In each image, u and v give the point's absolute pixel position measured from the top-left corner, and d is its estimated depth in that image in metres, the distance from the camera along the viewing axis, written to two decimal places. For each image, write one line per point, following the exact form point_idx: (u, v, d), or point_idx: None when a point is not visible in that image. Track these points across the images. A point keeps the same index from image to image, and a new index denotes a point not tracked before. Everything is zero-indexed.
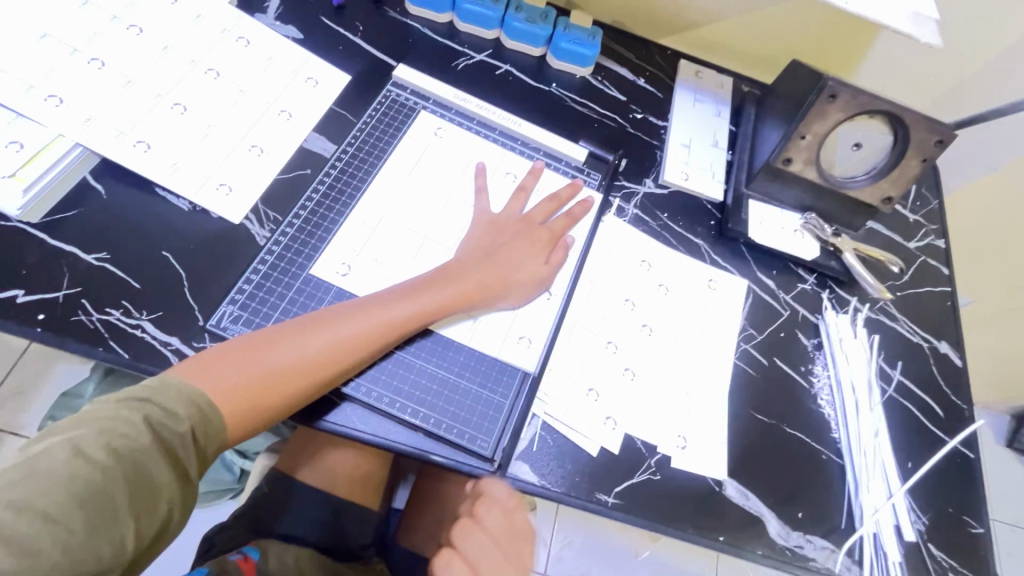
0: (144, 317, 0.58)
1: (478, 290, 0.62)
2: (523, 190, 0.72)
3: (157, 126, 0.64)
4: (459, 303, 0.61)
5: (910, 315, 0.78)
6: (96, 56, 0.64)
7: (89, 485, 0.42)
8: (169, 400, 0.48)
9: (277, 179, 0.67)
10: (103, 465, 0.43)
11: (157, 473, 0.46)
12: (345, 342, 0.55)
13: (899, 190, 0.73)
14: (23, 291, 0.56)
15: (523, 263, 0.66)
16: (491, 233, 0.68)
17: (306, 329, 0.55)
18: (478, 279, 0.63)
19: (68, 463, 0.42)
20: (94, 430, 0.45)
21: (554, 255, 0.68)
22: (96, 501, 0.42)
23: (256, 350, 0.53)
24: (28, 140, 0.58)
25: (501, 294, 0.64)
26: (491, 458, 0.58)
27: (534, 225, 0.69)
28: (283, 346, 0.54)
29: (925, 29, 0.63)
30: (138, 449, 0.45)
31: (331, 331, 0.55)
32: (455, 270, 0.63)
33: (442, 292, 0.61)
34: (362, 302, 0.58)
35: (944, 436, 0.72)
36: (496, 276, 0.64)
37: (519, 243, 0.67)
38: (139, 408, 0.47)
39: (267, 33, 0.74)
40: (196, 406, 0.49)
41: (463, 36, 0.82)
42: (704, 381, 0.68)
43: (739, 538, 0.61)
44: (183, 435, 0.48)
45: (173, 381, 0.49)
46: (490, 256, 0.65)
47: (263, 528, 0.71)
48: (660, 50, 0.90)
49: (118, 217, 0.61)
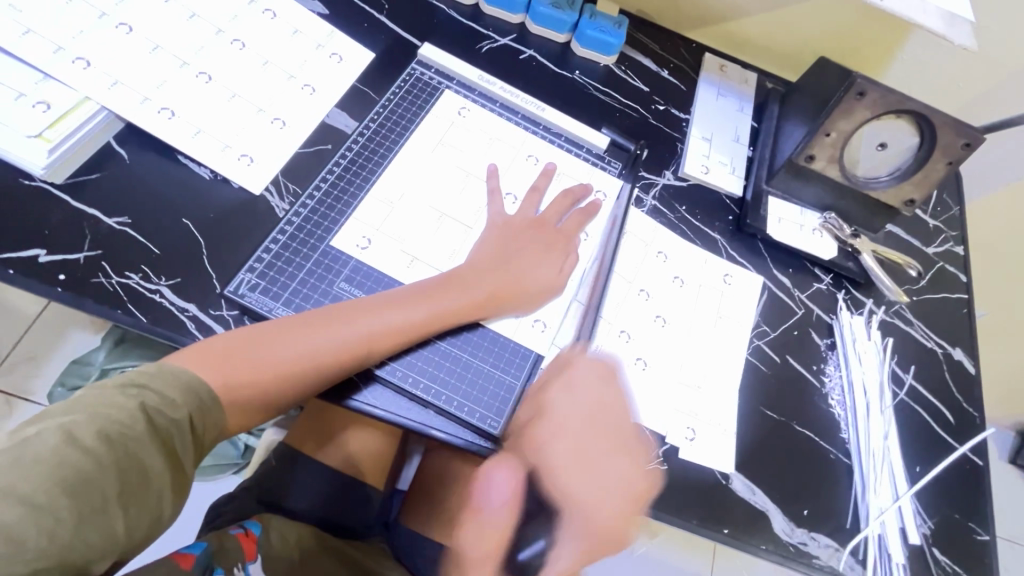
0: (162, 282, 0.58)
1: (491, 300, 0.62)
2: (536, 190, 0.71)
3: (181, 94, 0.64)
4: (471, 312, 0.61)
5: (925, 320, 0.78)
6: (125, 21, 0.64)
7: (78, 473, 0.42)
8: (165, 386, 0.48)
9: (299, 151, 0.67)
10: (95, 452, 0.44)
11: (149, 461, 0.46)
12: (353, 344, 0.55)
13: (922, 193, 0.72)
14: (45, 251, 0.56)
15: (538, 271, 0.66)
16: (505, 237, 0.67)
17: (316, 325, 0.55)
18: (492, 288, 0.62)
19: (57, 449, 0.42)
20: (87, 415, 0.45)
21: (566, 262, 0.68)
22: (86, 490, 0.43)
23: (266, 343, 0.53)
24: (55, 101, 0.58)
25: (512, 304, 0.63)
26: (499, 438, 0.58)
27: (548, 230, 0.69)
28: (290, 339, 0.54)
29: (958, 29, 0.62)
30: (131, 436, 0.45)
31: (343, 330, 0.55)
32: (473, 274, 0.62)
33: (459, 296, 0.60)
34: (376, 300, 0.58)
35: (954, 442, 0.72)
36: (511, 285, 0.63)
37: (530, 249, 0.66)
38: (135, 394, 0.47)
39: (294, 6, 0.73)
40: (194, 392, 0.49)
41: (488, 19, 0.82)
42: (716, 374, 0.68)
43: (743, 531, 0.61)
44: (179, 422, 0.48)
45: (179, 368, 0.50)
46: (503, 264, 0.64)
47: (269, 499, 0.73)
48: (685, 42, 0.89)
49: (141, 182, 0.61)
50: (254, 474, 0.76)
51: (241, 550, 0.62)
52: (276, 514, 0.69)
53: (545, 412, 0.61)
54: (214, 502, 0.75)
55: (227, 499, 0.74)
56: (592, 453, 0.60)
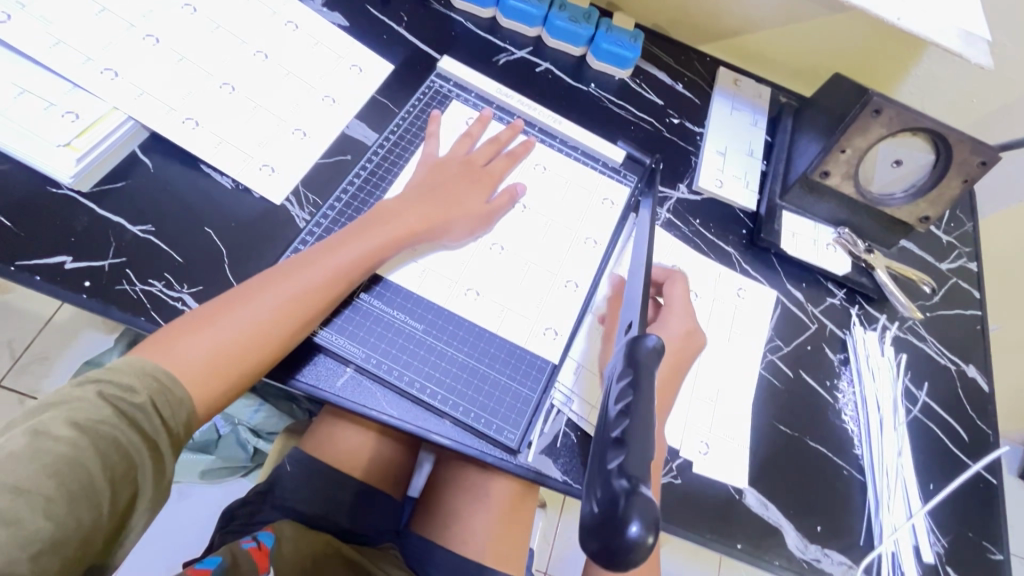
0: (185, 290, 0.59)
1: (423, 224, 0.62)
2: (470, 136, 0.72)
3: (206, 104, 0.65)
4: (404, 238, 0.61)
5: (938, 336, 0.78)
6: (151, 33, 0.65)
7: (58, 458, 0.42)
8: (122, 375, 0.47)
9: (319, 162, 0.68)
10: (69, 438, 0.43)
11: (126, 443, 0.45)
12: (291, 300, 0.54)
13: (938, 210, 0.73)
14: (71, 257, 0.57)
15: (469, 201, 0.66)
16: (435, 175, 0.67)
17: (250, 292, 0.54)
18: (421, 214, 0.62)
19: (29, 443, 0.42)
20: (53, 409, 0.45)
21: (498, 197, 0.69)
22: (69, 474, 0.42)
23: (205, 320, 0.52)
24: (82, 111, 0.60)
25: (447, 229, 0.64)
26: (516, 450, 0.59)
27: (479, 167, 0.69)
28: (234, 309, 0.53)
29: (976, 49, 0.62)
30: (101, 421, 0.45)
31: (276, 289, 0.54)
32: (394, 211, 0.62)
33: (381, 234, 0.60)
34: (305, 256, 0.57)
35: (967, 460, 0.71)
36: (441, 209, 0.64)
37: (462, 183, 0.67)
38: (94, 385, 0.47)
39: (314, 18, 0.75)
40: (151, 379, 0.48)
41: (505, 32, 0.83)
42: (730, 388, 0.68)
43: (757, 547, 0.61)
44: (143, 406, 0.47)
45: (127, 361, 0.48)
46: (433, 193, 0.65)
47: (283, 504, 0.72)
48: (700, 56, 0.90)
49: (164, 191, 0.62)
50: (266, 479, 0.76)
51: (253, 562, 0.60)
52: (288, 522, 0.68)
53: (561, 425, 0.61)
54: (227, 506, 0.75)
55: (241, 504, 0.74)
56: None
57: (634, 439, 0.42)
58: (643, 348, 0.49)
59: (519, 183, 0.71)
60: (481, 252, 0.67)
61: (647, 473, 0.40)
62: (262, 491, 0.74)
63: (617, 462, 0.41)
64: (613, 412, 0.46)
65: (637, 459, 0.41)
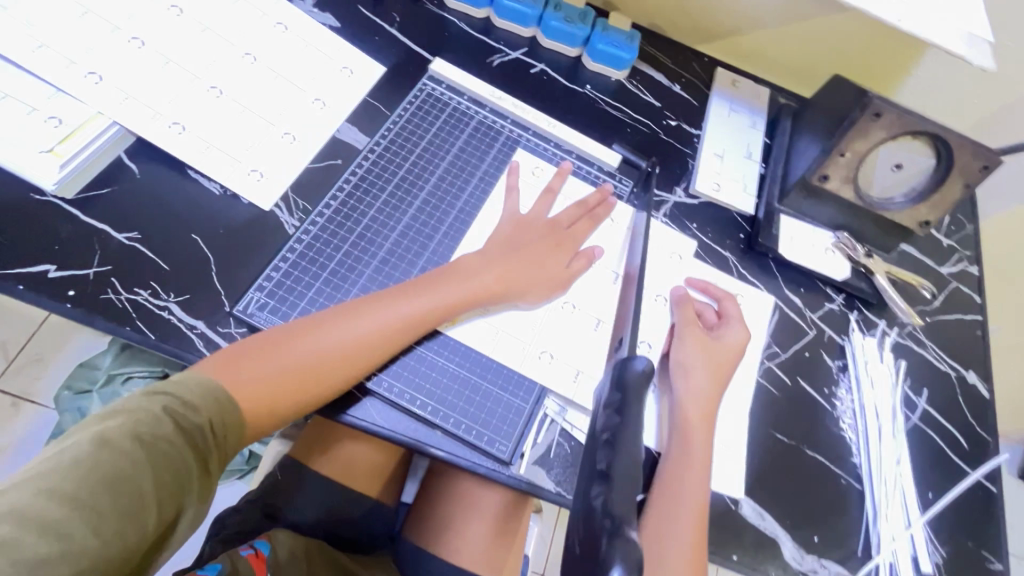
0: (171, 299, 0.58)
1: (500, 286, 0.62)
2: (550, 191, 0.71)
3: (193, 108, 0.64)
4: (479, 298, 0.61)
5: (938, 342, 0.77)
6: (137, 35, 0.64)
7: (117, 471, 0.42)
8: (188, 392, 0.48)
9: (309, 167, 0.67)
10: (129, 452, 0.43)
11: (180, 463, 0.45)
12: (361, 340, 0.55)
13: (938, 215, 0.72)
14: (55, 266, 0.56)
15: (547, 264, 0.65)
16: (516, 233, 0.67)
17: (325, 323, 0.55)
18: (500, 273, 0.62)
19: (93, 452, 0.42)
20: (117, 420, 0.45)
21: (576, 263, 0.67)
22: (125, 488, 0.42)
23: (279, 344, 0.53)
24: (67, 116, 0.58)
25: (522, 292, 0.63)
26: (508, 462, 0.58)
27: (561, 230, 0.68)
28: (305, 340, 0.54)
29: (978, 52, 0.61)
30: (162, 437, 0.45)
31: (351, 325, 0.55)
32: (475, 264, 0.62)
33: (461, 287, 0.60)
34: (384, 295, 0.57)
35: (966, 468, 0.71)
36: (518, 272, 0.63)
37: (542, 245, 0.66)
38: (160, 398, 0.47)
39: (305, 19, 0.73)
40: (215, 399, 0.49)
41: (499, 32, 0.81)
42: (727, 396, 0.67)
43: (753, 558, 0.61)
44: (201, 426, 0.47)
45: (197, 375, 0.49)
46: (513, 252, 0.64)
47: (275, 512, 0.72)
48: (697, 56, 0.88)
49: (151, 197, 0.61)
50: (258, 487, 0.75)
51: (253, 569, 0.60)
52: (283, 530, 0.67)
53: (554, 435, 0.60)
54: (219, 515, 0.74)
55: (232, 512, 0.72)
56: None
57: (617, 474, 0.44)
58: (632, 371, 0.52)
59: (597, 247, 0.69)
60: (555, 311, 0.66)
61: (631, 514, 0.42)
62: (253, 500, 0.73)
63: (603, 499, 0.43)
64: (600, 434, 0.49)
65: (619, 494, 0.43)
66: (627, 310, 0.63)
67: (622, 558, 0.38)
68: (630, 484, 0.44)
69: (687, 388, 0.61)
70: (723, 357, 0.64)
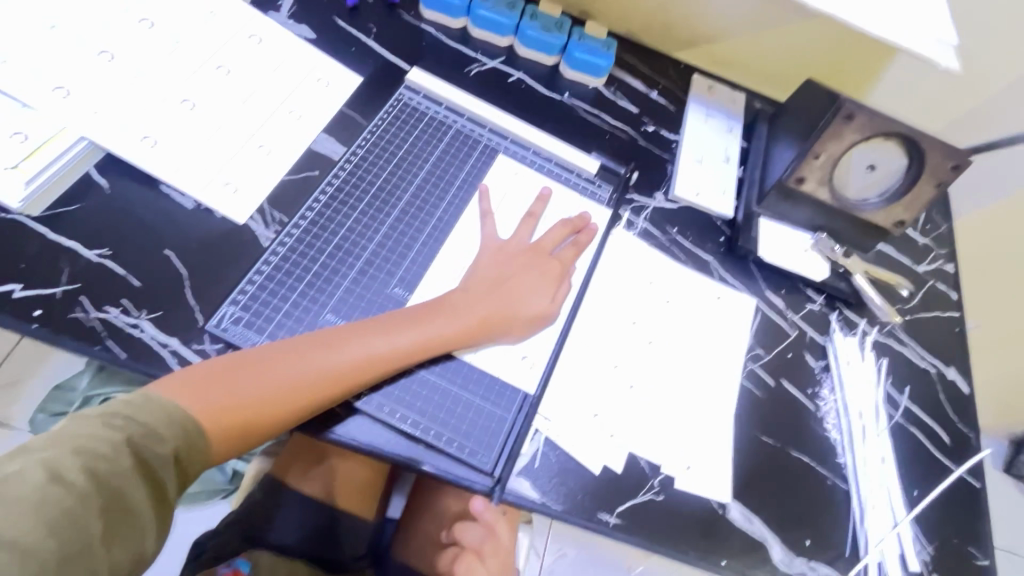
0: (143, 316, 0.56)
1: (484, 325, 0.60)
2: (533, 216, 0.70)
3: (164, 121, 0.63)
4: (461, 335, 0.59)
5: (918, 340, 0.78)
6: (106, 48, 0.63)
7: (64, 512, 0.40)
8: (153, 419, 0.46)
9: (285, 178, 0.66)
10: (81, 490, 0.41)
11: (134, 500, 0.44)
12: (336, 373, 0.53)
13: (912, 214, 0.73)
14: (20, 286, 0.54)
15: (531, 298, 0.64)
16: (498, 263, 0.65)
17: (302, 351, 0.54)
18: (484, 311, 0.61)
19: (43, 489, 0.40)
20: (71, 450, 0.42)
21: (559, 292, 0.66)
22: (71, 530, 0.40)
23: (251, 370, 0.52)
24: (32, 131, 0.57)
25: (506, 329, 0.62)
26: (490, 473, 0.57)
27: (544, 255, 0.67)
28: (282, 367, 0.53)
29: (945, 55, 0.62)
30: (117, 473, 0.43)
31: (327, 358, 0.54)
32: (460, 300, 0.61)
33: (445, 323, 0.59)
34: (368, 327, 0.57)
35: (949, 464, 0.71)
36: (504, 309, 0.62)
37: (528, 274, 0.65)
38: (120, 426, 0.45)
39: (280, 31, 0.73)
40: (180, 426, 0.47)
41: (476, 42, 0.82)
42: (710, 400, 0.67)
43: (742, 563, 0.60)
44: (165, 458, 0.46)
45: (164, 398, 0.48)
46: (499, 287, 0.63)
47: (254, 538, 0.69)
48: (674, 63, 0.89)
49: (122, 213, 0.60)
50: (238, 508, 0.73)
51: None
52: (265, 551, 0.67)
53: (539, 445, 0.59)
54: (198, 540, 0.71)
55: (211, 537, 0.69)
56: (586, 485, 0.59)
57: None
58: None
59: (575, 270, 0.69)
60: None
61: None
62: (232, 521, 0.70)
63: None
64: None
65: None
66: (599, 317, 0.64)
67: None
68: None
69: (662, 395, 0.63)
70: None
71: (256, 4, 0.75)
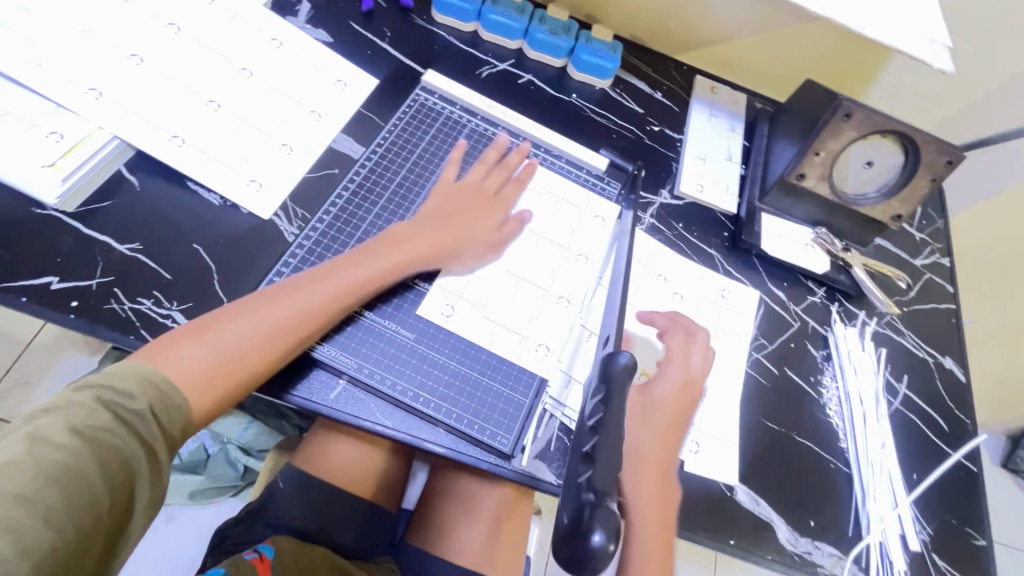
0: (174, 307, 0.59)
1: (425, 252, 0.64)
2: (513, 185, 0.73)
3: (191, 121, 0.65)
4: (404, 264, 0.62)
5: (916, 331, 0.80)
6: (135, 52, 0.65)
7: (57, 464, 0.41)
8: (121, 380, 0.47)
9: (307, 176, 0.69)
10: (69, 445, 0.42)
11: (130, 452, 0.44)
12: (292, 318, 0.55)
13: (909, 209, 0.76)
14: (57, 278, 0.57)
15: (473, 226, 0.68)
16: (430, 207, 0.68)
17: (250, 305, 0.54)
18: (425, 243, 0.64)
19: (31, 449, 0.41)
20: (50, 416, 0.43)
21: (503, 222, 0.70)
22: (70, 480, 0.41)
23: (201, 330, 0.52)
24: (68, 131, 0.60)
25: (452, 256, 0.65)
26: (510, 455, 0.59)
27: (487, 196, 0.71)
28: (232, 323, 0.53)
29: (938, 55, 0.65)
30: (100, 427, 0.44)
31: (278, 305, 0.55)
32: (398, 235, 0.63)
33: (384, 258, 0.61)
34: (310, 274, 0.58)
35: (947, 449, 0.74)
36: (444, 240, 0.65)
37: (466, 209, 0.68)
38: (89, 390, 0.45)
39: (299, 35, 0.75)
40: (148, 387, 0.47)
41: (487, 45, 0.85)
42: (717, 387, 0.69)
43: (749, 543, 0.63)
44: (142, 412, 0.46)
45: (126, 365, 0.48)
46: (439, 223, 0.66)
47: (275, 521, 0.72)
48: (677, 65, 0.92)
49: (151, 208, 0.62)
50: (259, 497, 0.75)
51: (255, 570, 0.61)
52: (287, 536, 0.68)
53: (554, 429, 0.62)
54: (221, 526, 0.74)
55: (234, 523, 0.72)
56: None
57: (601, 454, 0.48)
58: (616, 366, 0.53)
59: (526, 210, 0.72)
60: (551, 306, 0.68)
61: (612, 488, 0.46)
62: (255, 509, 0.73)
63: (586, 476, 0.47)
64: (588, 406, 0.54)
65: (602, 471, 0.47)
66: (611, 306, 0.65)
67: (602, 527, 0.43)
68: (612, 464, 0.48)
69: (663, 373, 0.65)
70: (678, 352, 0.67)
71: (276, 9, 0.77)
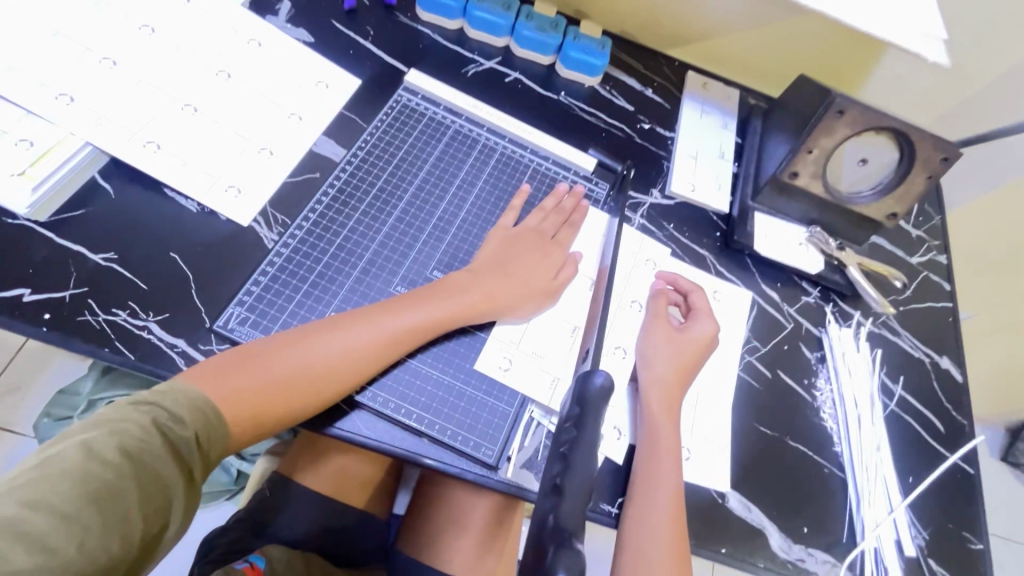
0: (150, 318, 0.57)
1: (488, 304, 0.62)
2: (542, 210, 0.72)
3: (166, 127, 0.64)
4: (468, 314, 0.61)
5: (912, 330, 0.79)
6: (108, 55, 0.64)
7: (102, 484, 0.41)
8: (176, 404, 0.47)
9: (286, 181, 0.67)
10: (116, 465, 0.42)
11: (168, 476, 0.44)
12: (344, 356, 0.54)
13: (904, 207, 0.74)
14: (29, 289, 0.55)
15: (534, 277, 0.66)
16: (502, 245, 0.67)
17: (310, 337, 0.55)
18: (487, 291, 0.62)
19: (81, 463, 0.41)
20: (105, 431, 0.43)
21: (563, 272, 0.68)
22: (110, 501, 0.41)
23: (260, 358, 0.53)
24: (38, 138, 0.58)
25: (510, 308, 0.63)
26: (495, 466, 0.58)
27: (547, 240, 0.69)
28: (293, 353, 0.53)
29: (933, 49, 0.63)
30: (149, 451, 0.44)
31: (333, 342, 0.55)
32: (461, 282, 0.62)
33: (445, 305, 0.60)
34: (374, 312, 0.57)
35: (943, 451, 0.72)
36: (506, 291, 0.63)
37: (531, 255, 0.67)
38: (148, 410, 0.46)
39: (278, 35, 0.74)
40: (200, 412, 0.48)
41: (473, 43, 0.83)
42: (708, 392, 0.68)
43: (741, 550, 0.62)
44: (189, 439, 0.46)
45: (183, 387, 0.48)
46: (501, 267, 0.65)
47: (263, 531, 0.71)
48: (668, 61, 0.90)
49: (126, 216, 0.61)
50: (245, 505, 0.74)
51: None
52: (276, 545, 0.67)
53: (541, 438, 0.61)
54: (205, 537, 0.71)
55: (219, 533, 0.70)
56: None
57: (570, 487, 0.46)
58: (592, 387, 0.53)
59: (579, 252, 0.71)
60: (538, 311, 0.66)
61: (581, 528, 0.44)
62: (240, 518, 0.71)
63: (553, 505, 0.45)
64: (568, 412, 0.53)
65: (569, 506, 0.45)
66: (597, 312, 0.65)
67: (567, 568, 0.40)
68: (579, 496, 0.46)
69: (651, 375, 0.64)
70: (690, 346, 0.66)
71: (254, 8, 0.75)
